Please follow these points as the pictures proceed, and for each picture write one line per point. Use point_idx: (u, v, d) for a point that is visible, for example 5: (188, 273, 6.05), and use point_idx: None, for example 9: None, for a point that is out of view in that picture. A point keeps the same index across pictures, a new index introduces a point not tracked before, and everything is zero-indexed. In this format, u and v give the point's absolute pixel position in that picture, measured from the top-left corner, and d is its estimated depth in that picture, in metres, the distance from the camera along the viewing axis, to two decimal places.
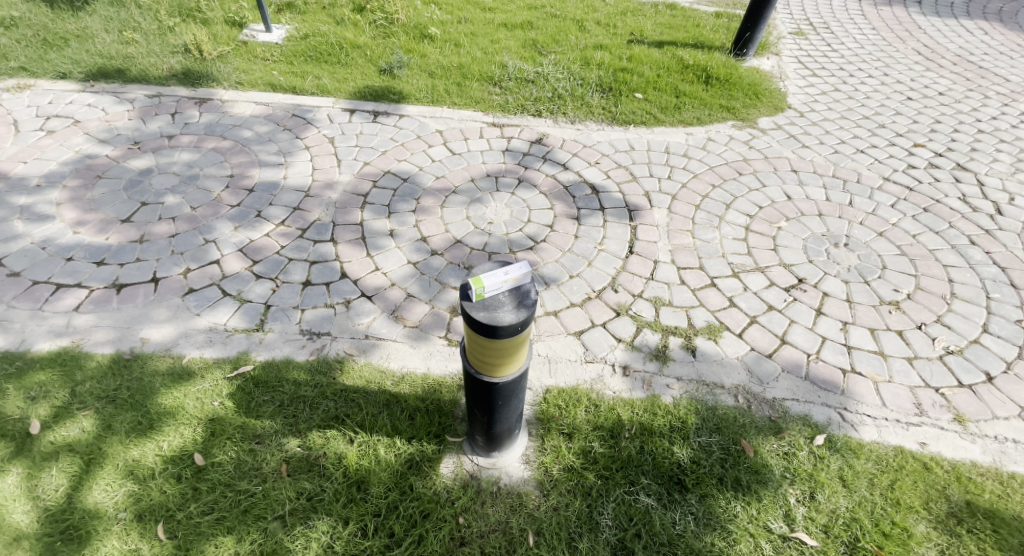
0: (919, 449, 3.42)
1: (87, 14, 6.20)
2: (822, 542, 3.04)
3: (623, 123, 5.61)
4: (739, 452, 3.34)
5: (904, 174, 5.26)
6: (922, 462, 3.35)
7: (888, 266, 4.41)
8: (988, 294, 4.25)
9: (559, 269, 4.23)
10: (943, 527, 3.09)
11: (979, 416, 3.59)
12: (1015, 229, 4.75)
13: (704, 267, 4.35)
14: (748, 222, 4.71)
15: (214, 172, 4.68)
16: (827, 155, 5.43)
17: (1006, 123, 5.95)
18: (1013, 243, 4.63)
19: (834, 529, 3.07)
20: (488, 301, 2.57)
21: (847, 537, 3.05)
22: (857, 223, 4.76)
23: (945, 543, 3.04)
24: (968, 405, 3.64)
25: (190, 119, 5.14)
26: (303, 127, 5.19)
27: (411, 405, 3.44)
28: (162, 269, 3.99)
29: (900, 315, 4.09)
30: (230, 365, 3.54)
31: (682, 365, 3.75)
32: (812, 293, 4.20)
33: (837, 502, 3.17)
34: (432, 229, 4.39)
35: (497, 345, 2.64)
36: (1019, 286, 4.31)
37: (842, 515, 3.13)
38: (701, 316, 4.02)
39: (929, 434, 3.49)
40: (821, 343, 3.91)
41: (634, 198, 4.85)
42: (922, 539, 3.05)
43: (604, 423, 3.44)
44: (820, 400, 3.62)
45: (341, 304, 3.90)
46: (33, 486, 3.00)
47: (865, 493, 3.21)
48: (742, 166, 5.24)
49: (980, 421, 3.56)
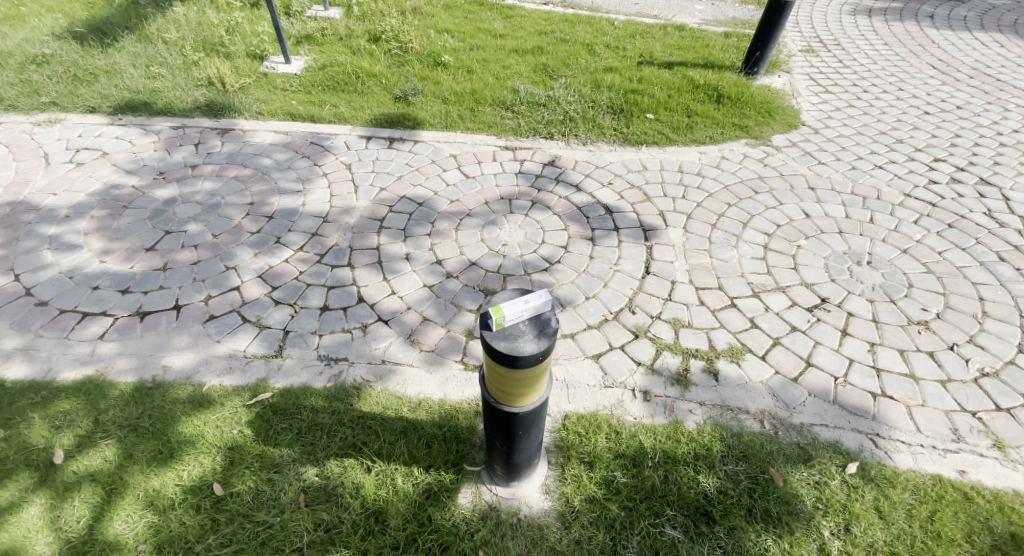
0: (958, 477, 3.25)
1: (115, 50, 6.42)
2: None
3: (636, 144, 5.58)
4: (768, 482, 3.22)
5: (926, 189, 5.12)
6: (962, 492, 3.18)
7: (914, 284, 4.27)
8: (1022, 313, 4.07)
9: (575, 291, 4.17)
10: None
11: (1019, 442, 3.41)
12: None
13: (723, 287, 4.26)
14: (766, 241, 4.62)
15: (235, 200, 4.75)
16: (845, 172, 5.32)
17: None
18: None
19: None
20: (509, 331, 2.55)
21: None
22: (880, 240, 4.63)
23: None
24: (1007, 431, 3.47)
25: (212, 149, 5.26)
26: (321, 154, 5.27)
27: (428, 432, 3.40)
28: (184, 296, 4.04)
29: (930, 335, 3.94)
30: (249, 392, 3.54)
31: (704, 390, 3.64)
32: (836, 313, 4.07)
33: (875, 535, 3.02)
34: (447, 253, 4.39)
35: (517, 375, 2.61)
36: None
37: (880, 549, 2.98)
38: (722, 338, 3.92)
39: (968, 462, 3.32)
40: (849, 365, 3.78)
41: (649, 218, 4.80)
42: None
43: (626, 451, 3.35)
44: (850, 426, 3.48)
45: (358, 329, 3.89)
46: (56, 517, 3.01)
47: (904, 525, 3.06)
48: (758, 184, 5.16)
49: (1021, 447, 3.39)
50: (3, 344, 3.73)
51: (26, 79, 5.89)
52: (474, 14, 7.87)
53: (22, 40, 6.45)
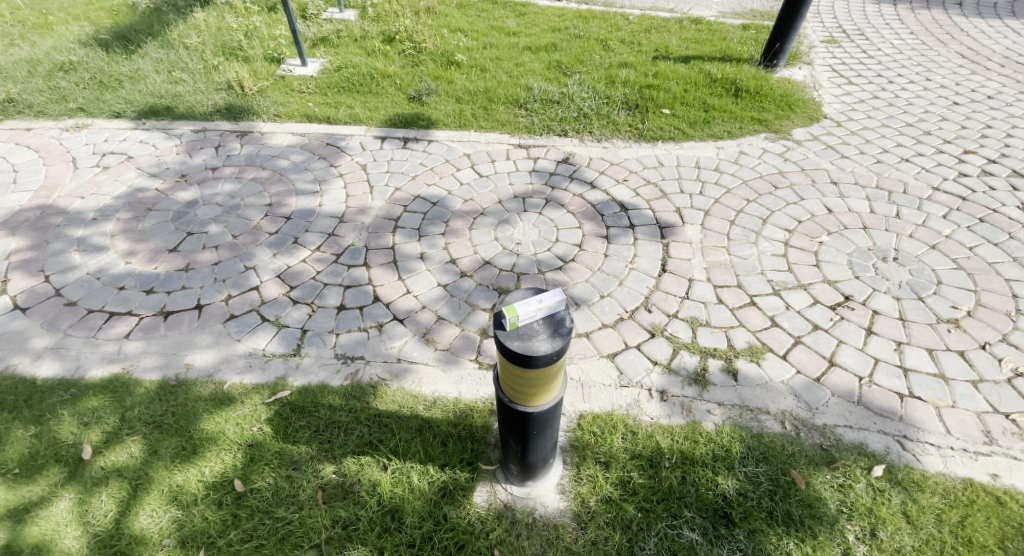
0: (991, 481, 3.14)
1: (139, 56, 6.58)
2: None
3: (651, 139, 5.51)
4: (789, 484, 3.15)
5: (955, 183, 4.95)
6: (994, 496, 3.07)
7: (943, 281, 4.13)
8: None
9: (590, 289, 4.14)
10: None
11: None
12: None
13: (742, 285, 4.18)
14: (787, 237, 4.52)
15: (254, 201, 4.83)
16: (869, 165, 5.18)
17: None
18: None
19: None
20: (522, 331, 2.54)
21: None
22: (906, 235, 4.49)
23: None
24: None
25: (232, 151, 5.36)
26: (337, 155, 5.32)
27: (443, 431, 3.41)
28: (206, 296, 4.12)
29: (960, 334, 3.80)
30: (269, 391, 3.60)
31: (722, 390, 3.58)
32: (860, 311, 3.96)
33: (901, 540, 2.93)
34: (461, 252, 4.39)
35: (532, 375, 2.60)
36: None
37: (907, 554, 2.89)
38: (741, 336, 3.85)
39: (1001, 465, 3.21)
40: (874, 365, 3.67)
41: (665, 215, 4.74)
42: None
43: (642, 451, 3.31)
44: (876, 428, 3.39)
45: (374, 328, 3.91)
46: (84, 511, 3.10)
47: (933, 529, 2.96)
48: (778, 179, 5.05)
49: None
50: (34, 343, 3.85)
51: (54, 86, 6.07)
52: (487, 13, 7.86)
53: (50, 48, 6.65)
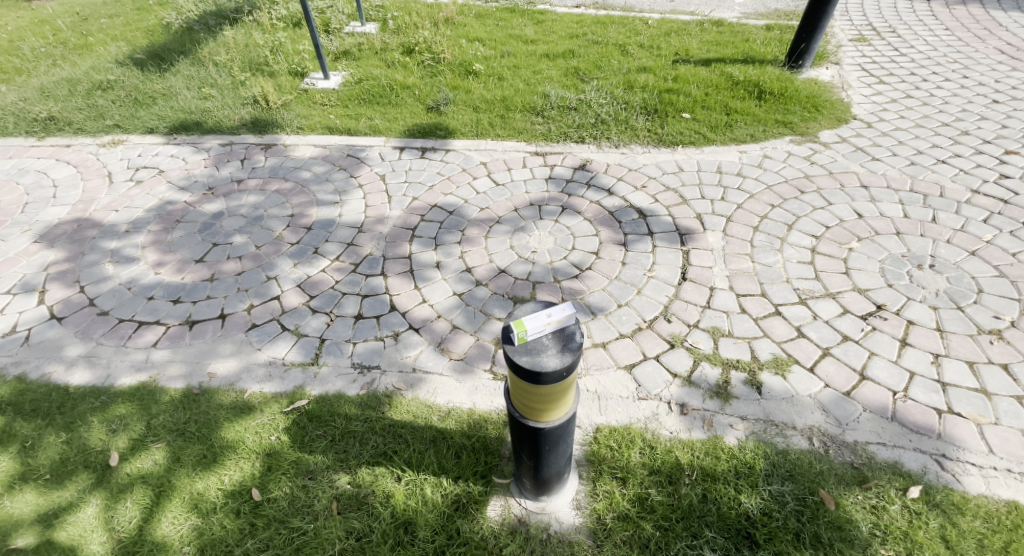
0: None
1: (171, 74, 6.84)
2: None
3: (671, 145, 5.40)
4: (818, 504, 3.02)
5: (996, 185, 4.69)
6: None
7: (985, 290, 3.91)
8: None
9: (607, 298, 4.04)
10: None
11: None
12: None
13: (766, 293, 4.02)
14: (813, 244, 4.33)
15: (276, 212, 4.92)
16: (902, 168, 4.94)
17: None
18: None
19: None
20: (531, 346, 2.48)
21: None
22: (943, 241, 4.26)
23: None
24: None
25: (257, 163, 5.49)
26: (357, 166, 5.39)
27: (457, 442, 3.35)
28: (229, 306, 4.18)
29: (1004, 346, 3.61)
30: (287, 400, 3.61)
31: (746, 403, 3.45)
32: (894, 321, 3.78)
33: None
34: (477, 260, 4.36)
35: (542, 391, 2.53)
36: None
37: None
38: (765, 347, 3.71)
39: None
40: (909, 379, 3.50)
41: (685, 222, 4.61)
42: None
43: (661, 467, 3.20)
44: (912, 446, 3.23)
45: (390, 337, 3.90)
46: (110, 517, 3.14)
47: None
48: (804, 184, 4.87)
49: None
50: (68, 351, 3.97)
51: (92, 104, 6.35)
52: (505, 22, 7.91)
53: (89, 68, 6.98)
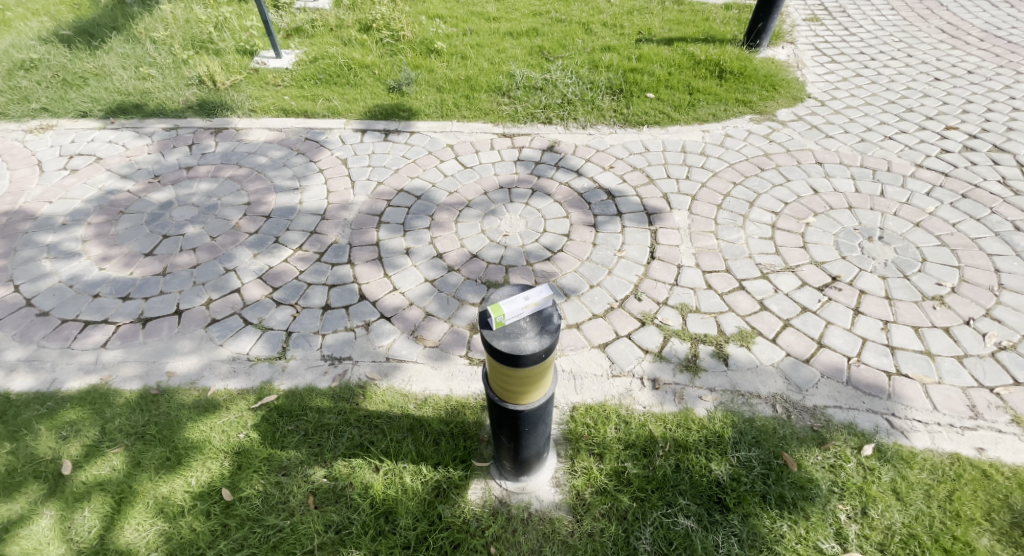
0: (977, 455, 3.25)
1: (103, 52, 6.34)
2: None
3: (637, 125, 5.45)
4: (782, 467, 3.20)
5: (938, 159, 4.99)
6: (981, 469, 3.19)
7: (928, 259, 4.20)
8: None
9: (579, 279, 4.09)
10: (1008, 540, 2.94)
11: None
12: None
13: (730, 269, 4.18)
14: (773, 220, 4.52)
15: (231, 200, 4.69)
16: (854, 145, 5.17)
17: None
18: None
19: (890, 547, 2.92)
20: (509, 329, 2.47)
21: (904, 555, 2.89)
22: (891, 214, 4.53)
23: None
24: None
25: (206, 149, 5.19)
26: (316, 150, 5.18)
27: (435, 429, 3.35)
28: (185, 301, 3.98)
29: (946, 311, 3.90)
30: (254, 396, 3.48)
31: (714, 375, 3.60)
32: (847, 291, 4.02)
33: (892, 517, 3.02)
34: (447, 245, 4.30)
35: (522, 373, 2.53)
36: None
37: (898, 531, 2.97)
38: (731, 321, 3.87)
39: (986, 439, 3.32)
40: (861, 344, 3.74)
41: (652, 201, 4.69)
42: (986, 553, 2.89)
43: (636, 441, 3.31)
44: (865, 407, 3.46)
45: (360, 327, 3.82)
46: (67, 528, 2.98)
47: (921, 505, 3.05)
48: (763, 161, 5.02)
49: None
50: (7, 355, 3.70)
51: (14, 86, 5.83)
52: None
53: (9, 45, 6.39)
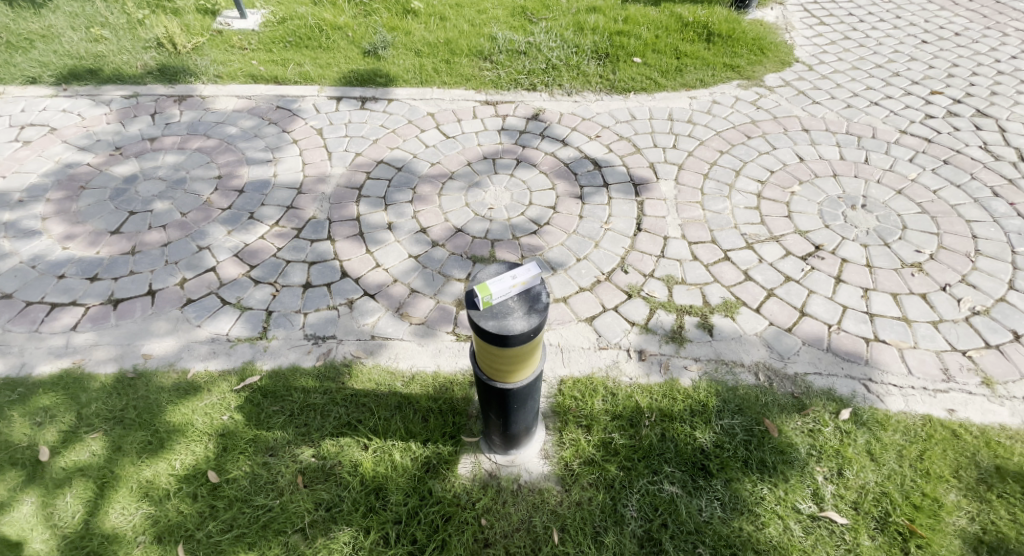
0: (947, 416, 3.35)
1: (50, 11, 5.92)
2: (852, 520, 2.98)
3: (623, 91, 5.31)
4: (763, 433, 3.27)
5: (921, 125, 4.99)
6: (950, 430, 3.29)
7: (909, 226, 4.25)
8: (1013, 249, 4.10)
9: (566, 253, 4.05)
10: (973, 495, 3.05)
11: (1007, 378, 3.51)
12: None
13: (716, 240, 4.17)
14: (759, 189, 4.50)
15: (201, 174, 4.47)
16: (840, 111, 5.14)
17: None
18: None
19: (864, 505, 3.02)
20: (497, 309, 2.41)
21: (877, 513, 3.00)
22: (874, 181, 4.55)
23: (976, 511, 3.00)
24: (996, 368, 3.56)
25: (171, 118, 4.91)
26: (289, 120, 4.94)
27: (424, 406, 3.33)
28: (158, 281, 3.82)
29: (923, 277, 3.97)
30: (237, 377, 3.39)
31: (699, 345, 3.64)
32: (830, 260, 4.05)
33: (866, 477, 3.12)
34: (431, 220, 4.19)
35: (509, 353, 2.49)
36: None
37: (871, 490, 3.07)
38: (716, 292, 3.89)
39: (956, 400, 3.42)
40: (842, 312, 3.80)
41: (639, 171, 4.62)
42: (953, 508, 3.00)
43: (623, 412, 3.34)
44: (843, 372, 3.54)
45: (344, 305, 3.73)
46: (50, 513, 2.89)
47: (894, 465, 3.16)
48: (750, 129, 4.96)
49: (1009, 383, 3.49)
50: None
51: None
52: None
53: None
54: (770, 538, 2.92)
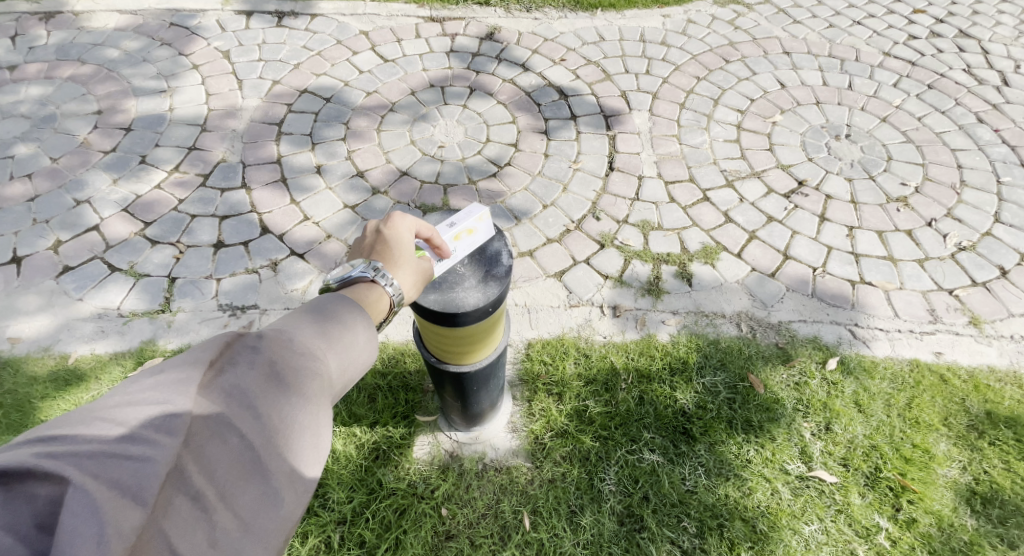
0: (935, 359, 3.03)
1: None
2: (842, 477, 2.62)
3: (589, 8, 4.68)
4: (749, 390, 2.88)
5: (905, 46, 4.56)
6: (939, 375, 2.96)
7: (894, 156, 3.87)
8: (999, 179, 3.78)
9: (531, 199, 3.51)
10: (966, 444, 2.73)
11: (995, 316, 3.20)
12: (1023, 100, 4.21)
13: (694, 177, 3.70)
14: (739, 119, 4.02)
15: (75, 108, 3.68)
16: (822, 30, 4.66)
17: None
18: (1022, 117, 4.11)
19: (854, 462, 2.67)
20: (440, 279, 1.84)
21: (868, 469, 2.65)
22: (858, 108, 4.13)
23: (968, 460, 2.69)
24: (984, 306, 3.24)
25: (34, 40, 4.06)
26: (187, 39, 4.14)
27: (369, 383, 2.83)
28: (23, 245, 3.11)
29: (909, 212, 3.61)
30: (133, 360, 2.75)
31: (677, 297, 3.20)
32: (813, 197, 3.64)
33: (855, 430, 2.76)
34: (370, 161, 3.56)
35: (461, 333, 1.96)
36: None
37: (860, 445, 2.72)
38: (696, 237, 3.44)
39: (944, 342, 3.10)
40: (827, 254, 3.42)
41: (609, 101, 4.07)
42: (945, 459, 2.68)
43: (596, 375, 2.89)
44: (830, 319, 3.17)
45: (266, 268, 3.11)
46: None
47: (883, 416, 2.81)
48: (728, 52, 4.44)
49: (996, 321, 3.18)
50: None
51: None
52: None
53: None
54: (759, 504, 2.54)
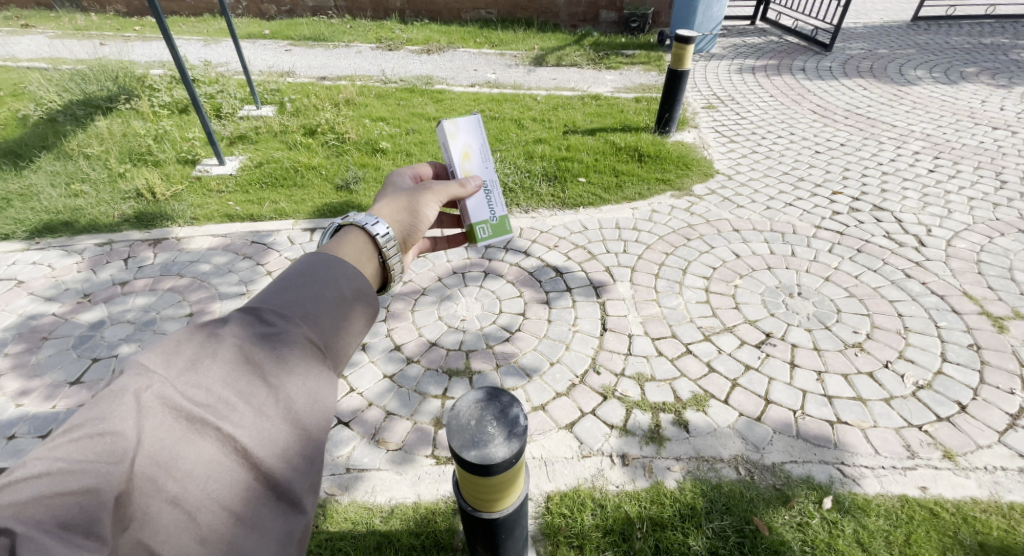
0: (921, 494, 3.44)
1: (31, 172, 6.25)
2: None
3: (573, 207, 5.73)
4: (755, 532, 3.25)
5: (831, 220, 5.54)
6: (928, 509, 3.36)
7: (842, 309, 4.60)
8: (936, 323, 4.48)
9: (539, 357, 4.19)
10: None
11: (965, 449, 3.67)
12: (941, 257, 5.06)
13: (676, 334, 4.40)
14: (706, 284, 4.83)
15: (171, 313, 4.48)
16: (761, 212, 5.67)
17: (909, 164, 6.42)
18: (944, 272, 4.91)
19: None
20: (476, 436, 2.37)
21: None
22: (804, 271, 4.96)
23: None
24: (952, 440, 3.72)
25: (144, 261, 5.00)
26: (263, 253, 5.10)
27: (405, 544, 3.16)
28: None
29: (866, 356, 4.24)
30: None
31: (678, 444, 3.70)
32: (781, 346, 4.31)
33: None
34: (405, 336, 4.34)
35: (494, 481, 2.47)
36: (961, 311, 4.57)
37: None
38: (685, 386, 4.03)
39: (926, 477, 3.53)
40: (803, 397, 3.98)
41: (597, 275, 4.91)
42: None
43: (614, 525, 3.29)
44: (817, 459, 3.62)
45: None
46: None
47: (884, 553, 3.15)
48: (688, 232, 5.39)
49: (967, 454, 3.64)
50: None
51: None
52: (406, 101, 8.10)
53: None
54: None
